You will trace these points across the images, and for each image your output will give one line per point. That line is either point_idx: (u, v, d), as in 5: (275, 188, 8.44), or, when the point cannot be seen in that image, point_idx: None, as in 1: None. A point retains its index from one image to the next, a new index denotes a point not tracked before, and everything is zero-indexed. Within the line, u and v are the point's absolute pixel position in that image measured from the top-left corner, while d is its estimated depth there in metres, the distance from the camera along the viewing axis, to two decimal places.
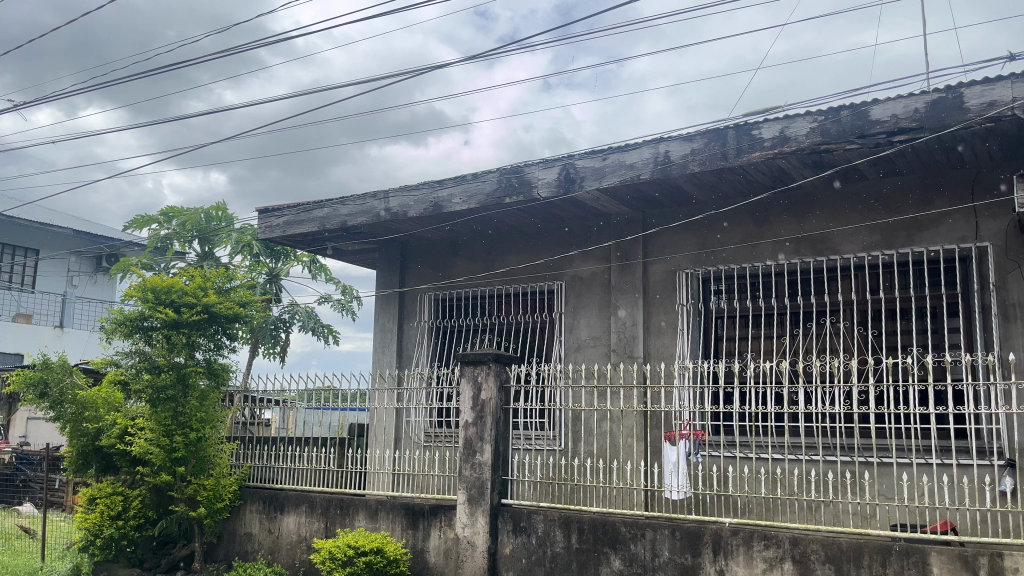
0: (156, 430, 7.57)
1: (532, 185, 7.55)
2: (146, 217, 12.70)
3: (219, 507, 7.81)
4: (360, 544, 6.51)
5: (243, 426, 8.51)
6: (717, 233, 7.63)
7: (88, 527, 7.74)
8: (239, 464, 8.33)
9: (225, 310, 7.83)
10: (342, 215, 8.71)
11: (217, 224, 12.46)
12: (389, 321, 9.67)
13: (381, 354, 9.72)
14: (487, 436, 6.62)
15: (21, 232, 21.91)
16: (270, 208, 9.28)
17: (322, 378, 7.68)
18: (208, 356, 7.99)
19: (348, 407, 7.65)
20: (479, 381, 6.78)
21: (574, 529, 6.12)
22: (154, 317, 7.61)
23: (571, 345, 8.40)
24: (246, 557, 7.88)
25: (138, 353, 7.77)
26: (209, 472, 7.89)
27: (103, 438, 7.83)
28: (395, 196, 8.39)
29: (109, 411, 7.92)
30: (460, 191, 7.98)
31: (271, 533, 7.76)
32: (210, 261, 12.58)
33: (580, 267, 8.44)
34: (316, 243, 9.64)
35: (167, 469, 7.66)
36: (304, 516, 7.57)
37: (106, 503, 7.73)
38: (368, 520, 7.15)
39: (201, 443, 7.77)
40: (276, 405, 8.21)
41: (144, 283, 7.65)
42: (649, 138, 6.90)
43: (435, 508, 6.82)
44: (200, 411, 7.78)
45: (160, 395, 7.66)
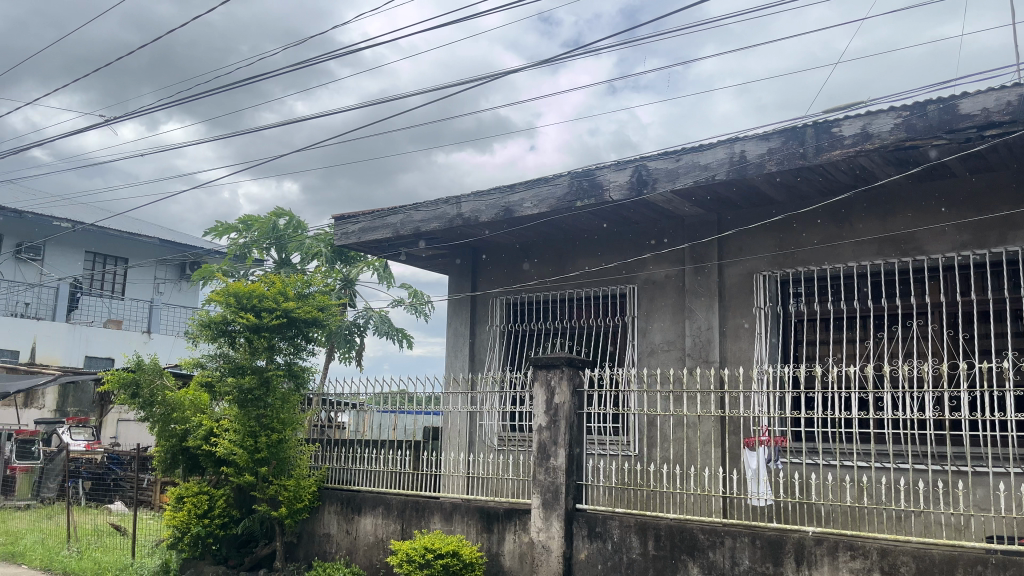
0: (240, 431, 7.81)
1: (604, 188, 7.50)
2: (226, 225, 13.12)
3: (299, 507, 7.97)
4: (436, 546, 6.57)
5: (321, 428, 8.69)
6: (797, 234, 7.43)
7: (176, 524, 8.01)
8: (318, 466, 8.51)
9: (304, 315, 8.01)
10: (415, 221, 8.83)
11: (292, 232, 12.76)
12: (461, 325, 9.75)
13: (454, 358, 9.80)
14: (561, 440, 6.60)
15: (112, 242, 23.00)
16: (345, 215, 9.47)
17: (393, 383, 7.80)
18: (288, 359, 8.21)
19: (423, 410, 7.75)
20: (552, 385, 6.77)
21: (650, 535, 6.04)
22: (237, 322, 7.86)
23: (644, 349, 8.31)
24: (325, 557, 8.03)
25: (223, 356, 8.07)
26: (289, 473, 8.07)
27: (189, 439, 8.11)
28: (466, 202, 8.45)
29: (195, 412, 8.21)
30: (531, 195, 7.99)
31: (349, 534, 7.90)
32: (287, 267, 12.90)
33: (654, 270, 8.34)
34: (390, 249, 9.79)
35: (250, 470, 7.88)
36: (380, 517, 7.68)
37: (194, 502, 8.00)
38: (443, 523, 7.22)
39: (281, 444, 7.96)
40: (351, 408, 8.38)
41: (227, 288, 7.95)
42: (724, 138, 6.79)
43: (509, 512, 6.84)
44: (282, 412, 8.00)
45: (244, 396, 7.89)
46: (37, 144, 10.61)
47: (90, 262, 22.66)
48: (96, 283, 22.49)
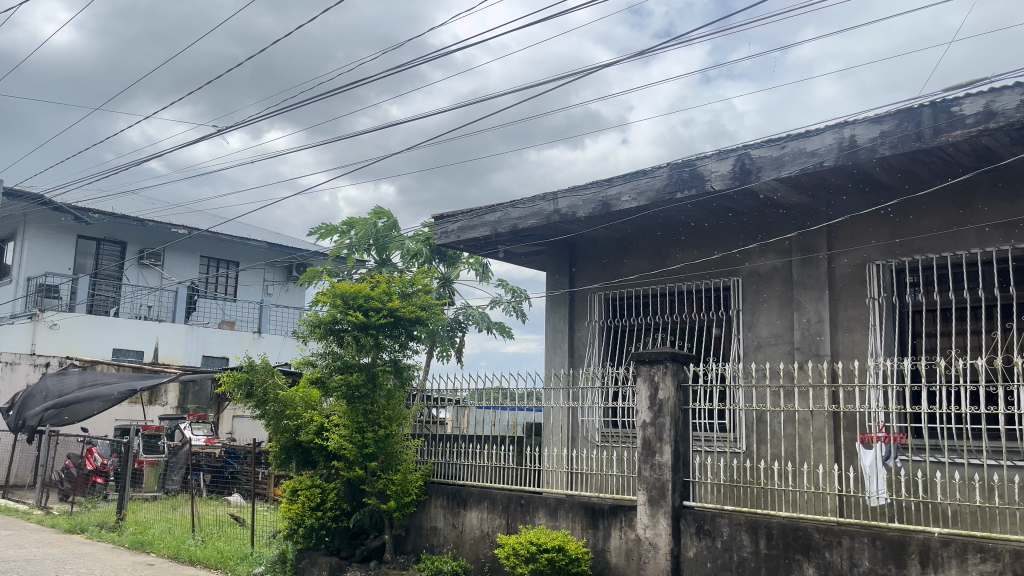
0: (349, 427, 8.05)
1: (705, 178, 7.35)
2: (330, 227, 13.53)
3: (407, 502, 8.14)
4: (542, 541, 6.61)
5: (427, 424, 8.84)
6: (913, 221, 7.08)
7: (291, 516, 8.32)
8: (424, 460, 8.68)
9: (408, 313, 8.20)
10: (513, 218, 8.88)
11: (392, 233, 13.06)
12: (560, 322, 9.73)
13: (553, 354, 9.79)
14: (666, 436, 6.50)
15: (225, 247, 24.15)
16: (444, 215, 9.63)
17: (493, 379, 7.91)
18: (393, 356, 8.40)
19: (524, 407, 7.82)
20: (656, 380, 6.68)
21: (762, 534, 5.88)
22: (345, 321, 8.11)
23: (750, 343, 8.09)
24: (433, 551, 8.18)
25: (331, 354, 8.35)
26: (396, 468, 8.25)
27: (302, 434, 8.42)
28: (564, 198, 8.43)
29: (306, 409, 8.53)
30: (629, 188, 7.91)
31: (455, 528, 8.01)
32: (388, 267, 13.21)
33: (759, 262, 8.11)
34: (488, 247, 9.89)
35: (360, 464, 8.11)
36: (485, 512, 7.77)
37: (307, 495, 8.30)
38: (548, 518, 7.24)
39: (388, 440, 8.15)
40: (451, 405, 8.52)
41: (334, 288, 8.20)
42: (832, 123, 6.53)
43: (614, 508, 6.79)
44: (388, 408, 8.20)
45: (353, 392, 8.14)
46: (155, 156, 11.22)
47: (205, 266, 23.86)
48: (211, 286, 23.66)
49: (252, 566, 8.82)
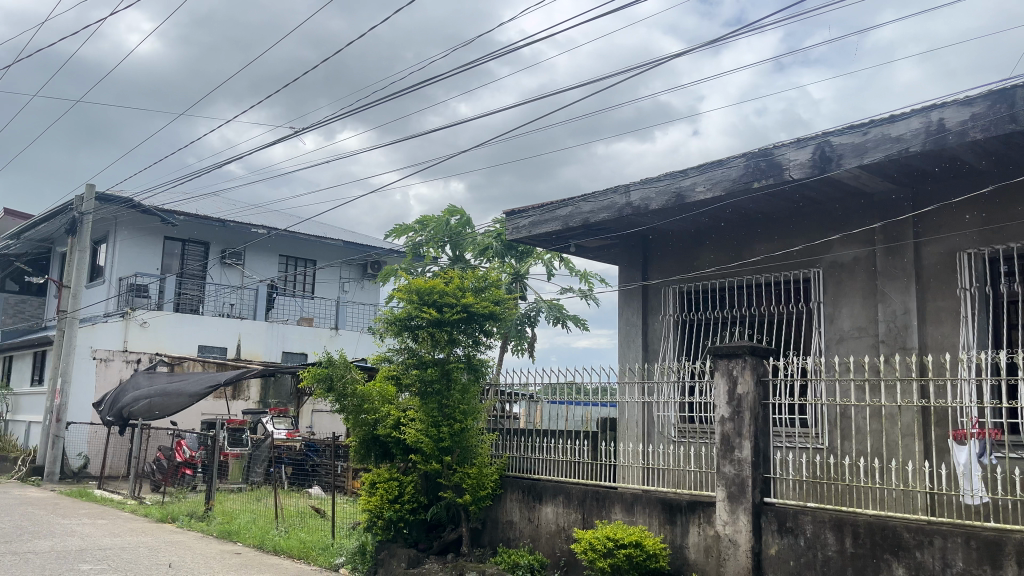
0: (425, 421, 8.17)
1: (783, 167, 7.17)
2: (404, 225, 13.73)
3: (483, 495, 8.19)
4: (619, 536, 6.58)
5: (500, 418, 8.88)
6: (1007, 207, 6.76)
7: (370, 509, 8.50)
8: (499, 454, 8.72)
9: (482, 309, 8.26)
10: (584, 212, 8.83)
11: (465, 229, 13.17)
12: (633, 316, 9.63)
13: (626, 348, 9.70)
14: (745, 432, 6.38)
15: (303, 246, 24.80)
16: (516, 210, 9.64)
17: (564, 375, 7.91)
18: (467, 351, 8.44)
19: (597, 402, 7.77)
20: (734, 375, 6.56)
21: (848, 532, 5.71)
22: (420, 316, 8.22)
23: (832, 336, 7.84)
24: (509, 544, 8.22)
25: (407, 350, 8.45)
26: (472, 461, 8.32)
27: (380, 428, 8.59)
28: (636, 190, 8.34)
29: (383, 403, 8.69)
30: (704, 179, 7.77)
31: (531, 522, 8.04)
32: (461, 263, 13.32)
33: (840, 253, 7.85)
34: (560, 241, 9.86)
35: (436, 458, 8.23)
36: (561, 506, 7.77)
37: (385, 488, 8.46)
38: (625, 513, 7.18)
39: (463, 434, 8.21)
40: (524, 400, 8.56)
41: (409, 285, 8.32)
42: (919, 106, 6.28)
43: (692, 504, 6.69)
44: (463, 403, 8.26)
45: (429, 387, 8.24)
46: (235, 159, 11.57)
47: (284, 265, 24.54)
48: (290, 284, 24.33)
49: (334, 557, 9.07)
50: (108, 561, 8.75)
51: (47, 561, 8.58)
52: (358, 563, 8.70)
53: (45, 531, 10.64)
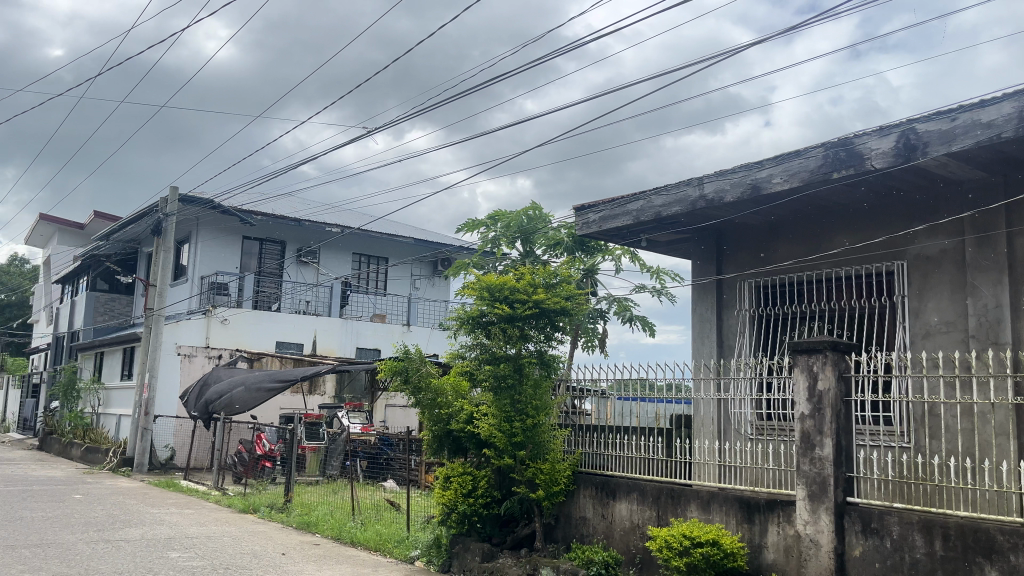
0: (497, 416, 8.21)
1: (864, 156, 6.94)
2: (476, 221, 13.81)
3: (556, 490, 8.16)
4: (695, 534, 6.49)
5: (571, 414, 8.86)
6: None
7: (444, 502, 8.59)
8: (572, 450, 8.68)
9: (554, 304, 8.24)
10: (656, 206, 8.72)
11: (536, 225, 13.18)
12: (707, 311, 9.45)
13: (700, 344, 9.52)
14: (827, 429, 6.20)
15: (376, 244, 25.26)
16: (586, 205, 9.59)
17: (634, 370, 7.84)
18: (539, 346, 8.45)
19: (668, 399, 7.70)
20: (814, 371, 6.38)
21: (937, 534, 5.50)
22: (492, 312, 8.26)
23: (917, 331, 7.55)
24: (583, 540, 8.20)
25: (480, 346, 8.51)
26: (545, 457, 8.30)
27: (453, 423, 8.66)
28: (709, 182, 8.19)
29: (456, 398, 8.80)
30: (780, 170, 7.58)
31: (605, 519, 7.99)
32: (532, 259, 13.33)
33: (926, 244, 7.56)
34: (631, 236, 9.76)
35: (509, 453, 8.23)
36: (635, 503, 7.70)
37: (458, 482, 8.54)
38: (701, 511, 7.08)
39: (536, 429, 8.21)
40: (593, 396, 8.53)
41: (481, 281, 8.37)
42: (1011, 90, 6.00)
43: (771, 503, 6.55)
44: (535, 398, 8.26)
45: (501, 383, 8.28)
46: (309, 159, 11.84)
47: (358, 263, 25.02)
48: (363, 281, 24.79)
49: (409, 549, 9.22)
50: (195, 550, 9.09)
51: (138, 548, 8.98)
52: (433, 556, 8.83)
53: (136, 519, 11.12)
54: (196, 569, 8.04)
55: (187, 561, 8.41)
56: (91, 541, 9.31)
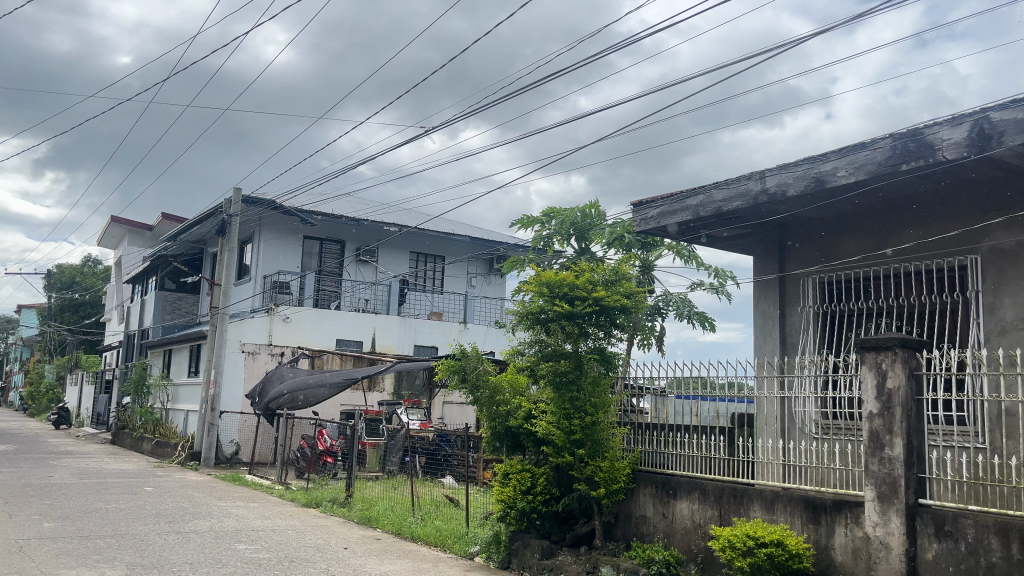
0: (556, 413, 8.20)
1: (935, 147, 6.72)
2: (531, 218, 13.81)
3: (615, 489, 8.10)
4: (760, 535, 6.37)
5: (630, 413, 8.74)
6: None
7: (504, 499, 8.63)
8: (631, 448, 8.58)
9: (614, 302, 8.18)
10: (716, 201, 8.59)
11: (592, 222, 13.11)
12: (770, 307, 9.25)
13: (762, 341, 9.33)
14: (897, 428, 6.02)
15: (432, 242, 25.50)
16: (644, 201, 9.51)
17: (692, 368, 7.75)
18: (598, 343, 8.44)
19: (729, 397, 7.55)
20: (883, 368, 6.21)
21: (1015, 538, 5.30)
22: (552, 308, 8.25)
23: (992, 328, 7.28)
24: (643, 539, 8.12)
25: (539, 343, 8.54)
26: (604, 455, 8.23)
27: (512, 420, 8.69)
28: (771, 176, 8.04)
29: (514, 395, 8.83)
30: (846, 162, 7.39)
31: (665, 518, 7.91)
32: (588, 256, 13.27)
33: (1001, 238, 7.28)
34: (690, 231, 9.63)
35: (568, 450, 8.22)
36: (697, 502, 7.60)
37: (517, 479, 8.57)
38: (764, 511, 6.96)
39: (595, 427, 8.16)
40: (650, 394, 8.46)
41: (540, 277, 8.39)
42: None
43: (838, 503, 6.39)
44: (594, 396, 8.21)
45: (560, 380, 8.25)
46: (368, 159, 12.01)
47: (414, 261, 25.28)
48: (419, 279, 25.03)
49: (468, 546, 9.29)
50: (261, 542, 9.31)
51: (207, 540, 9.23)
52: (493, 552, 8.87)
53: (204, 512, 11.44)
54: (263, 561, 8.23)
55: (253, 553, 8.62)
56: (163, 532, 9.61)
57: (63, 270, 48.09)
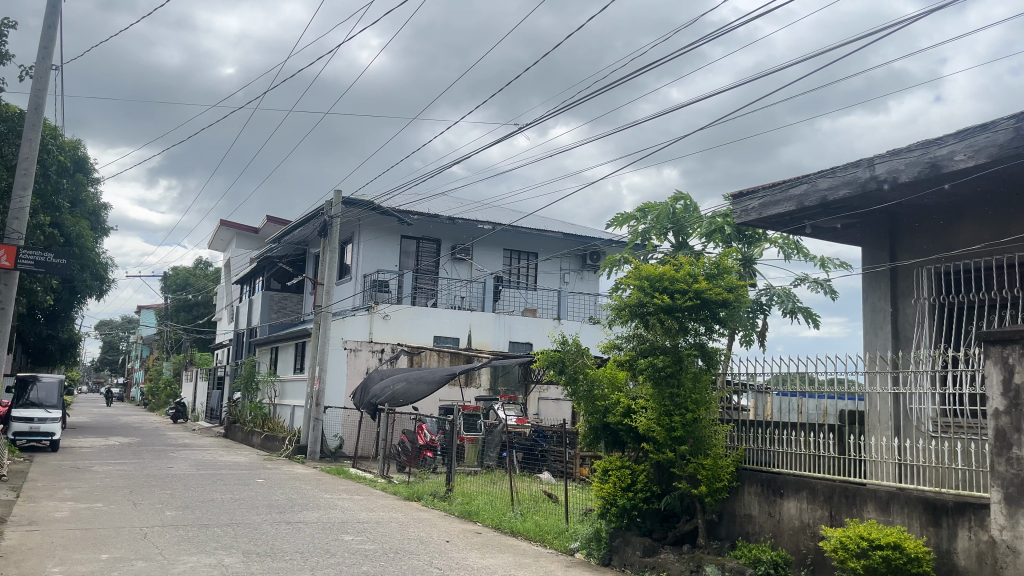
0: (657, 409, 8.10)
1: None
2: (626, 214, 13.67)
3: (719, 487, 7.92)
4: (875, 537, 6.12)
5: (730, 410, 8.51)
6: None
7: (604, 495, 8.60)
8: (735, 446, 8.36)
9: (715, 296, 8.01)
10: (821, 190, 8.29)
11: (689, 215, 12.88)
12: (880, 300, 8.82)
13: (874, 336, 8.90)
14: None
15: (526, 239, 25.64)
16: (744, 192, 9.25)
17: (794, 364, 7.50)
18: (699, 338, 8.27)
19: (833, 394, 7.27)
20: (1009, 363, 5.83)
21: None
22: (650, 303, 8.14)
23: None
24: (749, 538, 7.92)
25: (638, 338, 8.44)
26: (706, 452, 8.06)
27: (610, 415, 8.63)
28: (882, 162, 7.69)
29: (613, 390, 8.78)
30: (963, 146, 7.00)
31: (772, 517, 7.69)
32: (685, 250, 13.04)
33: None
34: (794, 223, 9.33)
35: (669, 447, 8.11)
36: (805, 502, 7.36)
37: (617, 475, 8.51)
38: (879, 512, 6.67)
39: (697, 423, 8.00)
40: (752, 391, 8.21)
41: (640, 271, 8.29)
42: None
43: (960, 505, 6.08)
44: (695, 392, 8.05)
45: (660, 376, 8.14)
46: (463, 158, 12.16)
47: (509, 258, 25.47)
48: (514, 276, 25.19)
49: (569, 542, 9.30)
50: (367, 533, 9.58)
51: (316, 530, 9.56)
52: (593, 549, 8.84)
53: (312, 503, 11.85)
54: (369, 552, 8.46)
55: (360, 544, 8.87)
56: (275, 522, 10.01)
57: (178, 273, 50.93)
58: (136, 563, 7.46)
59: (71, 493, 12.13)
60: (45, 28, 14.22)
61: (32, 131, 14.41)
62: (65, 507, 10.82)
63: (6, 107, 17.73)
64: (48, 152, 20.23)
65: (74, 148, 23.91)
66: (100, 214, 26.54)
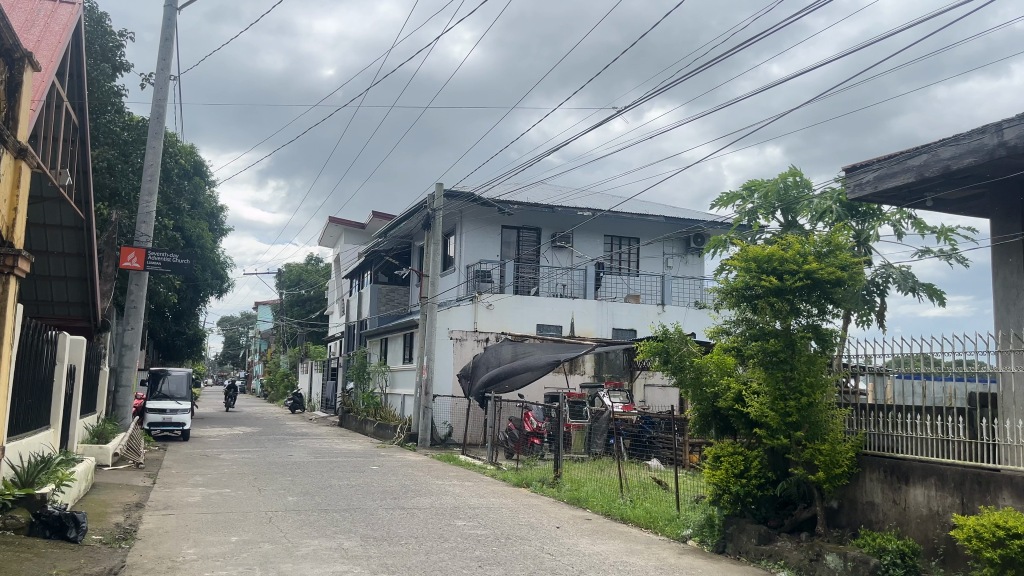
0: (770, 394, 7.85)
1: None
2: (731, 194, 13.30)
3: (838, 473, 7.62)
4: (1012, 525, 5.76)
5: (848, 393, 8.15)
6: None
7: (717, 482, 8.47)
8: (854, 431, 8.00)
9: (828, 274, 7.73)
10: (943, 159, 7.81)
11: (798, 191, 12.45)
12: (1012, 275, 8.28)
13: (1006, 313, 8.35)
14: None
15: (627, 224, 25.39)
16: (858, 165, 8.80)
17: (914, 344, 7.11)
18: (812, 320, 7.99)
19: (959, 376, 6.85)
20: None
21: None
22: (758, 286, 7.93)
23: None
24: (872, 527, 7.60)
25: (746, 321, 8.26)
26: (823, 436, 7.75)
27: (721, 401, 8.39)
28: (1010, 127, 7.19)
29: (722, 375, 8.46)
30: None
31: (897, 505, 7.36)
32: (795, 229, 12.60)
33: None
34: (914, 195, 8.85)
35: (784, 433, 7.84)
36: (934, 488, 7.01)
37: (730, 462, 8.36)
38: (1017, 500, 6.26)
39: (812, 408, 7.72)
40: (869, 374, 7.77)
41: (747, 252, 8.07)
42: None
43: None
44: (810, 375, 7.75)
45: (772, 359, 7.91)
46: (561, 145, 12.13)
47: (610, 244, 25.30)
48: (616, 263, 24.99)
49: (680, 529, 9.20)
50: (479, 518, 9.75)
51: (429, 515, 9.80)
52: (707, 536, 8.73)
53: (425, 489, 12.18)
54: (481, 537, 8.59)
55: (472, 529, 9.04)
56: (389, 507, 10.33)
57: (291, 269, 53.22)
58: (264, 545, 7.85)
59: (201, 480, 12.89)
60: (162, 41, 15.06)
61: (155, 140, 15.33)
62: (198, 493, 11.50)
63: (131, 118, 18.90)
64: (169, 158, 21.43)
65: (192, 153, 25.23)
66: (218, 215, 27.95)
